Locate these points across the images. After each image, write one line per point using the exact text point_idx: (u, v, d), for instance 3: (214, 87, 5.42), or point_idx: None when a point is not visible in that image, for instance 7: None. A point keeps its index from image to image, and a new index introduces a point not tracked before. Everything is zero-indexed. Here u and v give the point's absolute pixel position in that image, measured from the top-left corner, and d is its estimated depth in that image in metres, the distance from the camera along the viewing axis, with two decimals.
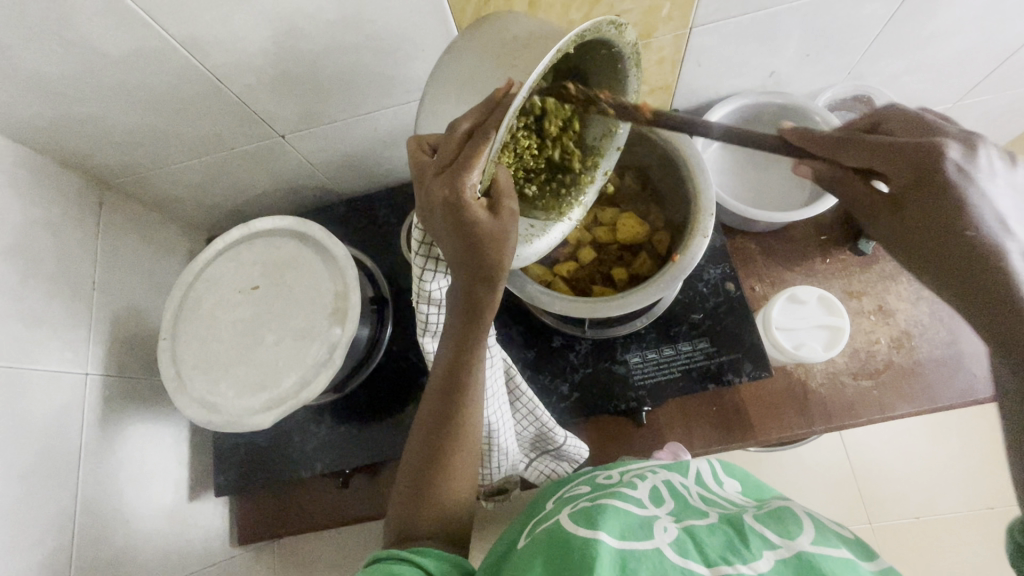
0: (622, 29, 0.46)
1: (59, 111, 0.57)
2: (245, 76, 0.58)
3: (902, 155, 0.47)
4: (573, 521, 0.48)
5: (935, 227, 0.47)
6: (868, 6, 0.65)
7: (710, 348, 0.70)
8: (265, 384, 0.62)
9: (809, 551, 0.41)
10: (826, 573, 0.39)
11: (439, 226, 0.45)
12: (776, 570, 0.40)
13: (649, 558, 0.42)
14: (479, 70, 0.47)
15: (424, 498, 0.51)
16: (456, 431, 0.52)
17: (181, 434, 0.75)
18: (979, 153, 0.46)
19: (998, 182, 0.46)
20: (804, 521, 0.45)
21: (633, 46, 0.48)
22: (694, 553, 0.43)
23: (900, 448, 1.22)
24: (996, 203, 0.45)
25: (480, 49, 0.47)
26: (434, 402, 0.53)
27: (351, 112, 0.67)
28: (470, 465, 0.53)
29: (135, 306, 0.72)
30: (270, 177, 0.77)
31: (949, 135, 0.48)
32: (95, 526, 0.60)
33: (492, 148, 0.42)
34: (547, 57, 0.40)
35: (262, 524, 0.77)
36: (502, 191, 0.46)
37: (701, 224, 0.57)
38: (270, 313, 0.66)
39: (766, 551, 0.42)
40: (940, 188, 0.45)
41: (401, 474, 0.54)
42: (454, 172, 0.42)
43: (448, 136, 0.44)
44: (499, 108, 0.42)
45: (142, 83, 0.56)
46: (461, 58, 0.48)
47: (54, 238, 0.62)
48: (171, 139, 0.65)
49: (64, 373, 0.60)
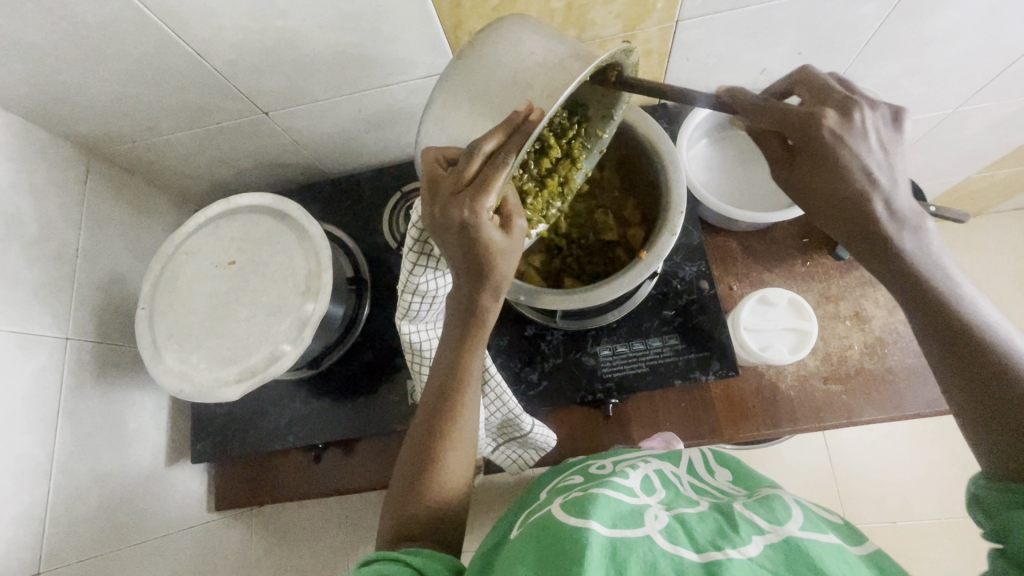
0: (626, 54, 0.48)
1: (42, 77, 0.58)
2: (226, 51, 0.58)
3: (788, 122, 0.51)
4: (562, 509, 0.47)
5: (824, 183, 0.50)
6: (861, 6, 0.64)
7: (679, 344, 0.70)
8: (236, 356, 0.64)
9: (798, 537, 0.40)
10: (815, 557, 0.38)
11: (452, 244, 0.46)
12: (766, 556, 0.39)
13: (640, 546, 0.41)
14: (489, 86, 0.45)
15: (418, 500, 0.52)
16: (451, 432, 0.53)
17: (160, 401, 0.77)
18: (857, 114, 0.50)
19: (872, 141, 0.49)
20: (793, 508, 0.44)
21: (633, 66, 0.50)
22: (685, 540, 0.42)
23: (880, 453, 1.22)
24: (870, 164, 0.49)
25: (493, 61, 0.46)
26: (428, 403, 0.55)
27: (334, 91, 0.67)
28: (464, 466, 0.55)
29: (118, 273, 0.73)
30: (257, 153, 0.78)
31: (833, 102, 0.51)
32: (70, 484, 0.62)
33: (510, 172, 0.43)
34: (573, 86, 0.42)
35: (239, 491, 0.79)
36: (512, 211, 0.47)
37: (670, 221, 0.57)
38: (246, 289, 0.67)
39: (756, 537, 0.41)
40: (822, 151, 0.49)
41: (395, 473, 0.55)
42: (471, 195, 0.43)
43: (466, 154, 0.43)
44: (520, 133, 0.42)
45: (123, 54, 0.57)
46: (471, 69, 0.46)
47: (38, 204, 0.63)
48: (156, 110, 0.65)
49: (43, 336, 0.62)
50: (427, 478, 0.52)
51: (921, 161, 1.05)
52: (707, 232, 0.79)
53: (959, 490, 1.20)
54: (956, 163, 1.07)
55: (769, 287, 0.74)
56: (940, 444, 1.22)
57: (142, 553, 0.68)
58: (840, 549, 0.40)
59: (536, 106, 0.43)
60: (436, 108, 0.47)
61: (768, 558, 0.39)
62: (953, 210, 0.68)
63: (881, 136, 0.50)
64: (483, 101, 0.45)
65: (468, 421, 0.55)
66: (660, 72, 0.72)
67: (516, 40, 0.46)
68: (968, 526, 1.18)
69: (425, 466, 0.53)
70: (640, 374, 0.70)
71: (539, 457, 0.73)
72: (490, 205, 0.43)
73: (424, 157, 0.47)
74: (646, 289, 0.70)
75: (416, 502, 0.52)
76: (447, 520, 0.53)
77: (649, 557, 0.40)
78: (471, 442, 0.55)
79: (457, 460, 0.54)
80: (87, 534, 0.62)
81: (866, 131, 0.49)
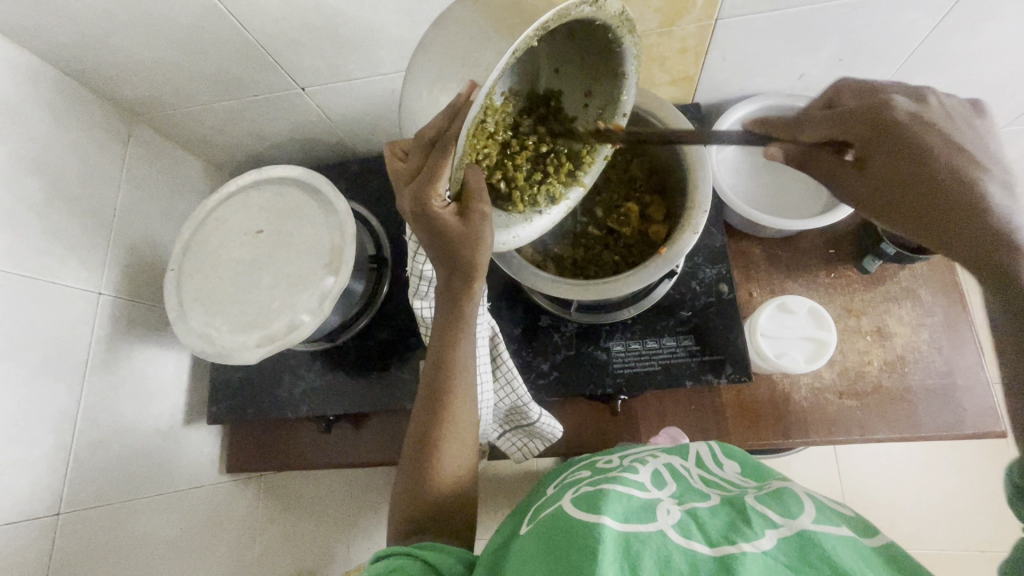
0: (601, 4, 0.42)
1: (93, 41, 0.60)
2: (269, 25, 0.59)
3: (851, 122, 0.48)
4: (575, 504, 0.46)
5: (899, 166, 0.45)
6: (910, 13, 0.62)
7: (693, 346, 0.70)
8: (257, 323, 0.66)
9: (812, 529, 0.39)
10: (827, 550, 0.37)
11: (420, 231, 0.48)
12: (779, 548, 0.39)
13: (653, 540, 0.40)
14: (443, 69, 0.41)
15: (423, 494, 0.53)
16: (446, 422, 0.54)
17: (182, 361, 0.79)
18: (930, 99, 0.47)
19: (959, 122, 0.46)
20: (806, 500, 0.43)
21: (619, 14, 0.44)
22: (698, 535, 0.41)
23: (894, 477, 1.19)
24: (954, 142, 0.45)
25: (448, 41, 0.41)
26: (425, 400, 0.56)
27: (368, 71, 0.68)
28: (463, 455, 0.55)
29: (150, 235, 0.76)
30: (289, 126, 0.79)
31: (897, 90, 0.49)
32: (93, 433, 0.65)
33: (454, 160, 0.42)
34: (504, 57, 0.38)
35: (250, 455, 0.82)
36: (474, 194, 0.47)
37: (693, 220, 0.57)
38: (270, 259, 0.69)
39: (768, 530, 0.40)
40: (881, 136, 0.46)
41: (400, 472, 0.56)
42: (423, 186, 0.44)
43: (416, 146, 0.44)
44: (460, 117, 0.40)
45: (170, 22, 0.59)
46: (431, 51, 0.42)
47: (80, 162, 0.65)
48: (197, 78, 0.67)
49: (78, 289, 0.64)
50: (426, 477, 0.53)
51: None
52: (731, 236, 0.78)
53: (974, 522, 1.16)
54: None
55: (789, 295, 0.73)
56: (958, 473, 1.19)
57: (155, 506, 0.70)
58: (851, 541, 0.39)
59: (478, 85, 0.39)
60: (408, 97, 0.44)
61: (782, 551, 0.38)
62: None
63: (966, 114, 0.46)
64: (438, 86, 0.41)
65: (466, 407, 0.55)
66: (694, 71, 0.72)
67: (474, 14, 0.40)
68: (979, 560, 1.15)
69: (424, 464, 0.54)
70: (652, 372, 0.69)
71: (543, 448, 0.73)
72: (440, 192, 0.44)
73: (384, 152, 0.48)
74: (664, 288, 0.70)
75: (421, 497, 0.53)
76: (455, 510, 0.54)
77: (663, 552, 0.39)
78: (472, 430, 0.56)
79: (455, 448, 0.54)
80: (105, 483, 0.65)
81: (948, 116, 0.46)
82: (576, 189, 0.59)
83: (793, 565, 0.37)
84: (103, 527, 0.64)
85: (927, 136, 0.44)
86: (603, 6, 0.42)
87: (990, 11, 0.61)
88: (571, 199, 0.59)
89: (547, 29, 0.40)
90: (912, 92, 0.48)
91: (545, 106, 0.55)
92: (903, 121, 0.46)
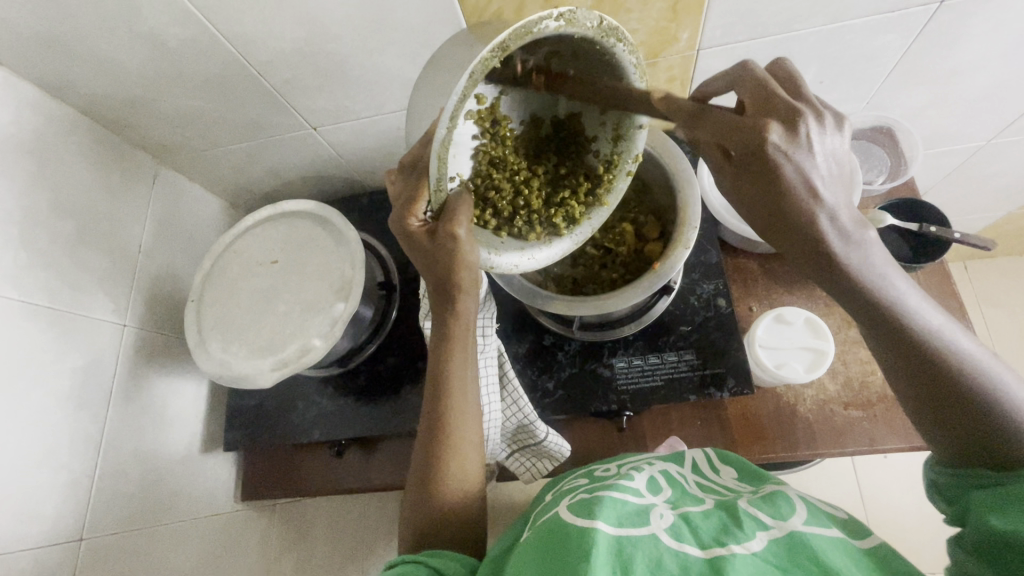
0: (573, 19, 0.43)
1: (125, 92, 0.66)
2: (283, 72, 0.65)
3: (731, 141, 0.45)
4: (570, 510, 0.47)
5: (778, 208, 0.44)
6: (881, 37, 0.65)
7: (695, 360, 0.71)
8: (272, 347, 0.69)
9: (801, 531, 0.41)
10: (818, 552, 0.39)
11: (420, 259, 0.52)
12: (769, 550, 0.40)
13: (645, 544, 0.41)
14: (426, 102, 0.47)
15: (424, 520, 0.54)
16: (447, 445, 0.55)
17: (200, 389, 0.82)
18: (801, 129, 0.43)
19: (816, 155, 0.43)
20: (797, 503, 0.44)
21: (595, 27, 0.44)
22: (689, 538, 0.42)
23: (917, 495, 1.16)
24: (814, 179, 0.43)
25: (431, 76, 0.48)
26: (427, 425, 0.57)
27: (375, 110, 0.73)
28: (471, 477, 0.56)
29: (171, 269, 0.80)
30: (301, 164, 0.85)
31: (776, 111, 0.44)
32: (116, 460, 0.67)
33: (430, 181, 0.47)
34: (464, 79, 0.40)
35: (264, 482, 0.83)
36: (454, 216, 0.49)
37: (685, 235, 0.60)
38: (285, 287, 0.73)
39: (759, 532, 0.42)
40: (765, 171, 0.44)
41: (408, 492, 0.57)
42: (403, 210, 0.52)
43: (403, 173, 0.51)
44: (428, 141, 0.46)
45: (194, 73, 0.64)
46: (424, 85, 0.49)
47: (109, 202, 0.70)
48: (217, 122, 0.73)
49: (105, 321, 0.68)
50: (434, 494, 0.54)
51: (952, 193, 1.03)
52: (727, 253, 0.80)
53: None
54: (991, 197, 1.05)
55: (786, 307, 0.75)
56: None
57: (172, 533, 0.72)
58: (842, 542, 0.40)
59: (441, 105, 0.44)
60: (417, 114, 0.49)
61: (772, 552, 0.39)
62: (979, 238, 0.70)
63: (822, 146, 0.44)
64: (426, 115, 0.47)
65: (467, 428, 0.56)
66: None
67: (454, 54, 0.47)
68: None
69: (432, 481, 0.55)
70: (655, 387, 0.71)
71: (553, 468, 0.74)
72: (420, 212, 0.52)
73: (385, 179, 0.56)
74: (662, 304, 0.72)
75: (424, 519, 0.54)
76: (462, 532, 0.54)
77: (655, 555, 0.40)
78: (474, 451, 0.57)
79: (455, 473, 0.55)
80: (124, 509, 0.67)
81: (810, 148, 0.43)
82: (600, 211, 0.60)
83: (782, 566, 0.38)
84: (121, 554, 0.65)
85: (786, 172, 0.43)
86: (574, 20, 0.43)
87: (958, 30, 0.65)
88: (593, 221, 0.60)
89: (509, 48, 0.41)
90: (788, 113, 0.44)
91: (567, 132, 0.58)
92: (767, 156, 0.43)
